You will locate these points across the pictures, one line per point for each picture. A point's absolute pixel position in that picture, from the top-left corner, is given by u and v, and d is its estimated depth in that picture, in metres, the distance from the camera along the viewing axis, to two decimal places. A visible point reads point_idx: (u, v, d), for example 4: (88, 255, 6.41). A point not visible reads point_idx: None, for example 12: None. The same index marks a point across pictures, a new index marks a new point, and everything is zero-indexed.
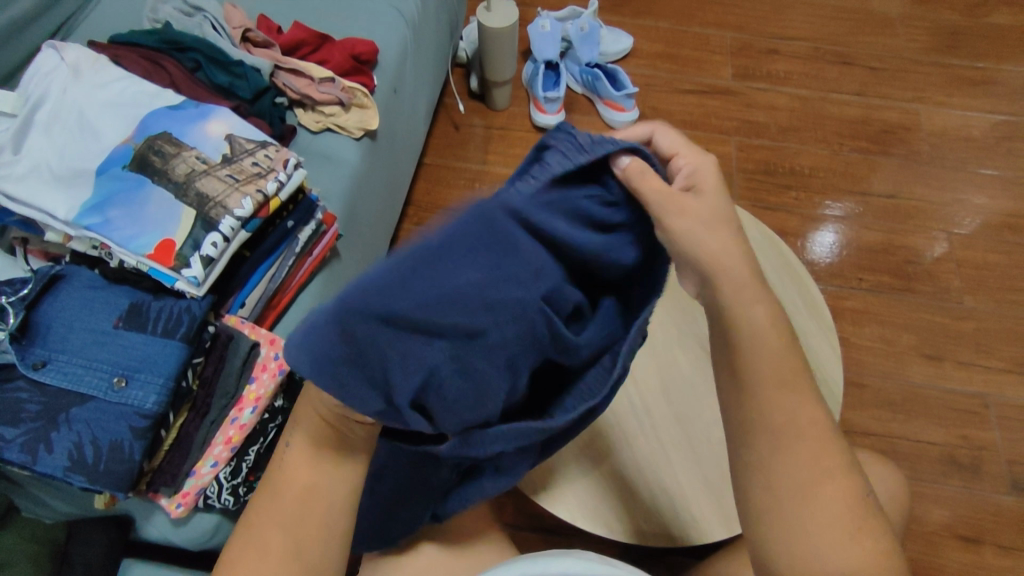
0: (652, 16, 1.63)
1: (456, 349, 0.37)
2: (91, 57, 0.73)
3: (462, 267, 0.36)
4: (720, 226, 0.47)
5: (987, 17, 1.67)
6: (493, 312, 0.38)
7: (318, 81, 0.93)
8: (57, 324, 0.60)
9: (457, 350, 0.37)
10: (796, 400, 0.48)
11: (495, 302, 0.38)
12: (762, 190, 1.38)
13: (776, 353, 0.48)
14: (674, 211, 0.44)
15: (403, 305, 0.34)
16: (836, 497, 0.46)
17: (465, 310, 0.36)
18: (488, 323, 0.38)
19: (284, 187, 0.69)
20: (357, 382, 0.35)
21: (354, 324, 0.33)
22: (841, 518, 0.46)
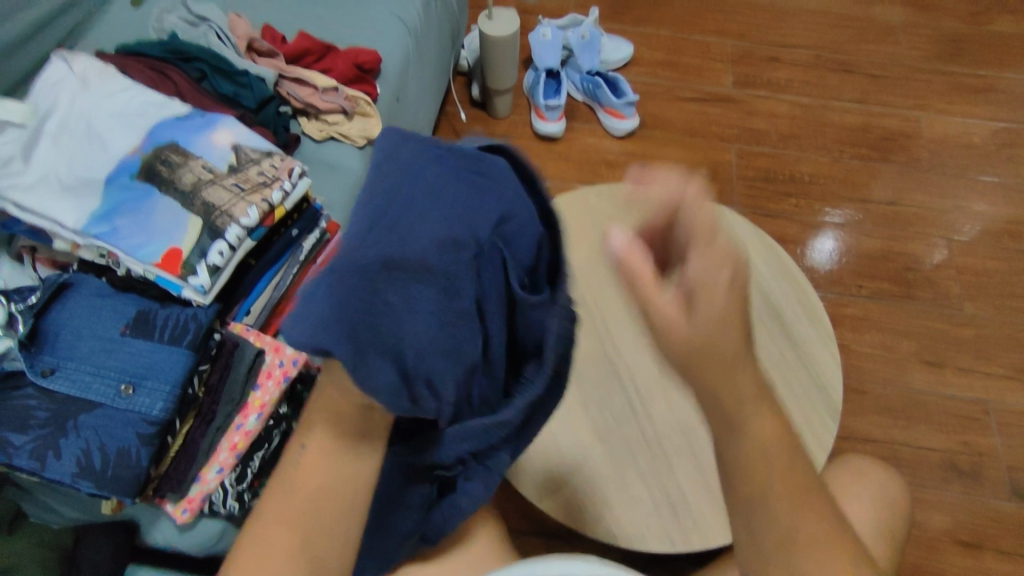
0: (654, 25, 1.65)
1: (425, 282, 0.46)
2: (99, 68, 0.74)
3: (407, 215, 0.47)
4: (708, 319, 0.42)
5: (987, 25, 1.68)
6: (448, 240, 0.47)
7: (321, 90, 0.95)
8: (66, 332, 0.61)
9: (430, 280, 0.46)
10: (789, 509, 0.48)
11: (447, 235, 0.47)
12: (763, 197, 1.39)
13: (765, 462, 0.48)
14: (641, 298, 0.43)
15: (366, 252, 0.45)
16: None
17: (421, 243, 0.46)
18: (445, 252, 0.46)
19: (289, 196, 0.71)
20: (358, 332, 0.43)
21: (337, 278, 0.44)
22: None
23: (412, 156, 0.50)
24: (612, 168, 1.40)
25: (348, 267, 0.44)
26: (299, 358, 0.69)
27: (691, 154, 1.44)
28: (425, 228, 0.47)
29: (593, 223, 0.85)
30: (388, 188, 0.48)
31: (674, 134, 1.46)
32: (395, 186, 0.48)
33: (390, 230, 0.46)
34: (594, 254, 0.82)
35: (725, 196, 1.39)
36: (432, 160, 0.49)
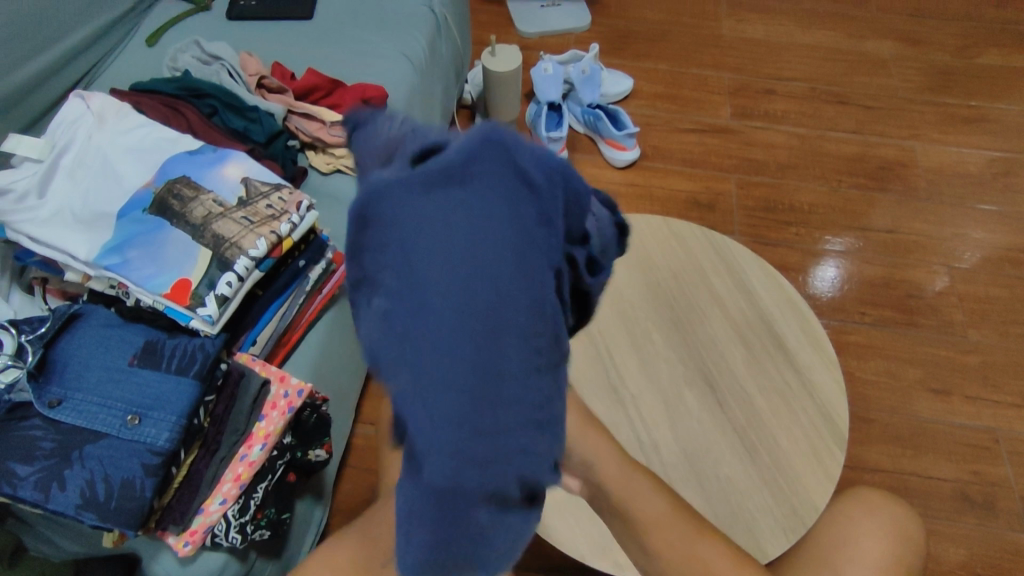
0: (652, 59, 1.69)
1: (516, 344, 0.33)
2: (115, 105, 0.77)
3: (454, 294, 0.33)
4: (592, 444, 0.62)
5: (977, 58, 1.71)
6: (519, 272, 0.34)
7: (329, 124, 0.96)
8: (73, 362, 0.61)
9: (516, 392, 0.33)
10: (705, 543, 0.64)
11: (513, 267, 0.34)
12: (763, 226, 1.40)
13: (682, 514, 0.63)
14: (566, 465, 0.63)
15: (440, 430, 0.32)
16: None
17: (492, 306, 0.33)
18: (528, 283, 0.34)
19: (297, 228, 0.71)
20: (506, 459, 0.32)
21: (439, 503, 0.32)
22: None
23: (402, 244, 0.34)
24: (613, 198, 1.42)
25: (439, 461, 0.32)
26: (304, 388, 0.69)
27: (691, 185, 1.45)
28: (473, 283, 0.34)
29: None
30: (405, 315, 0.33)
31: (674, 165, 1.48)
32: (413, 252, 0.33)
33: (461, 330, 0.32)
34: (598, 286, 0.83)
35: (725, 226, 1.40)
36: (421, 196, 0.34)
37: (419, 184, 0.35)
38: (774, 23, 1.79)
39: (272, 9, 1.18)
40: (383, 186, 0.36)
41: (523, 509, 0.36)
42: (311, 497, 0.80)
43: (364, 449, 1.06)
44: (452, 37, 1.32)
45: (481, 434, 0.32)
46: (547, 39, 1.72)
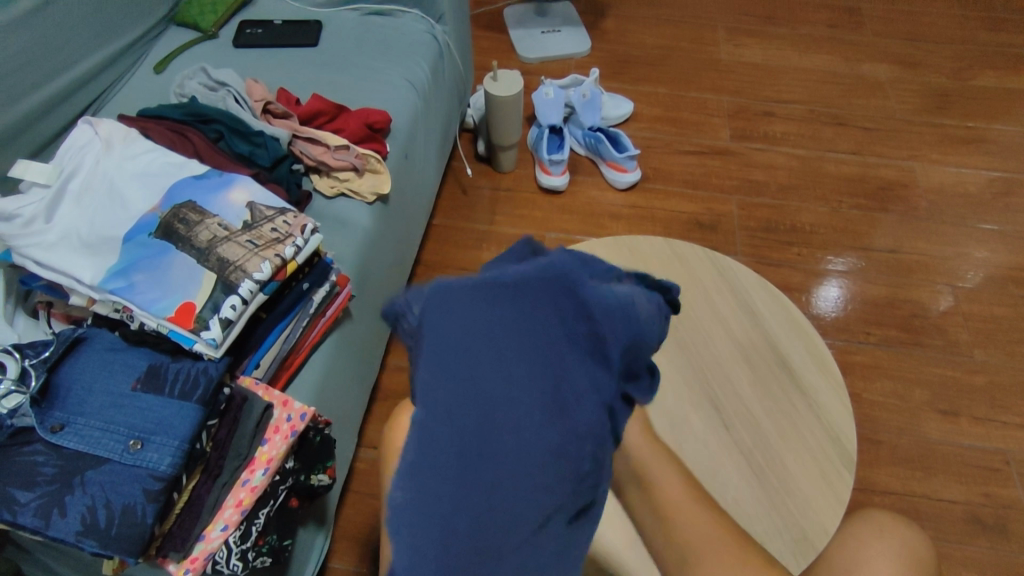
0: (651, 83, 1.71)
1: (539, 446, 0.41)
2: (123, 132, 0.78)
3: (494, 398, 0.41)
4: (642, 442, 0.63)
5: (973, 79, 1.73)
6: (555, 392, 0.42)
7: (333, 148, 0.97)
8: (77, 387, 0.61)
9: (520, 472, 0.40)
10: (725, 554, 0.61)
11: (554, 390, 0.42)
12: (765, 247, 1.40)
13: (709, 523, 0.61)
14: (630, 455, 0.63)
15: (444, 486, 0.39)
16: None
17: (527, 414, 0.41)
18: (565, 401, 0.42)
19: (302, 251, 0.72)
20: (500, 516, 0.39)
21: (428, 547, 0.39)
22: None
23: (459, 335, 0.43)
24: (615, 220, 1.43)
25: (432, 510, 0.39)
26: (307, 412, 0.69)
27: (693, 206, 1.46)
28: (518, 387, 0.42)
29: None
30: (444, 390, 0.41)
31: (675, 187, 1.49)
32: (463, 355, 0.42)
33: (487, 417, 0.41)
34: None
35: (727, 247, 1.40)
36: (485, 305, 0.43)
37: (480, 293, 0.44)
38: (771, 47, 1.81)
39: (278, 37, 1.21)
40: (455, 291, 0.45)
41: None
42: (312, 523, 0.79)
43: (366, 474, 1.04)
44: (454, 63, 1.34)
45: (480, 501, 0.39)
46: (547, 64, 1.75)
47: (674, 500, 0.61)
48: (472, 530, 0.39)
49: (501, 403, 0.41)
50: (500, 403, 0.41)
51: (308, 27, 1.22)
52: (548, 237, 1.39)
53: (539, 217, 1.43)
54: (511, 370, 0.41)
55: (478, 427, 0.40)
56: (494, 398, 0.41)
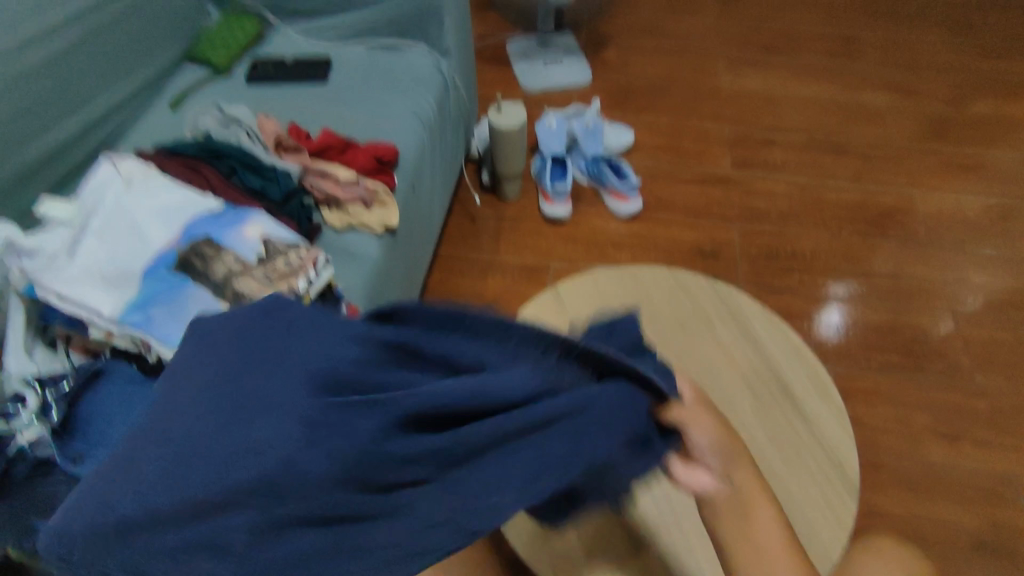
0: (652, 112, 1.75)
1: (265, 463, 0.46)
2: (143, 169, 0.81)
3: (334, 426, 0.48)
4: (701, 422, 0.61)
5: (968, 107, 1.77)
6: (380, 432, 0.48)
7: (343, 182, 1.00)
8: (96, 418, 0.65)
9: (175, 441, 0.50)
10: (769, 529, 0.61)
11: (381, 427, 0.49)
12: (766, 273, 1.42)
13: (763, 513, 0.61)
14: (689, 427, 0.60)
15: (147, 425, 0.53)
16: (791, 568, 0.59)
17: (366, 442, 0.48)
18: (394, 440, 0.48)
19: (313, 283, 0.74)
20: (152, 462, 0.50)
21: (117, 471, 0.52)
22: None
23: (221, 335, 0.57)
24: (618, 248, 1.45)
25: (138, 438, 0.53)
26: None
27: (694, 234, 1.49)
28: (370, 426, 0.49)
29: (607, 302, 0.87)
30: (195, 367, 0.56)
31: (677, 215, 1.52)
32: (220, 350, 0.55)
33: (197, 394, 0.53)
34: None
35: (729, 273, 1.42)
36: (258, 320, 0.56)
37: (299, 314, 0.56)
38: (770, 77, 1.85)
39: (289, 73, 1.25)
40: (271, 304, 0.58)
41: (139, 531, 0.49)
42: None
43: None
44: (459, 96, 1.38)
45: (148, 443, 0.52)
46: (550, 94, 1.80)
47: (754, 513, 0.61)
48: (174, 501, 0.47)
49: (207, 387, 0.52)
50: (205, 386, 0.52)
51: (319, 63, 1.27)
52: (551, 265, 1.41)
53: (542, 246, 1.45)
54: (227, 362, 0.53)
55: (268, 425, 0.48)
56: (203, 380, 0.53)
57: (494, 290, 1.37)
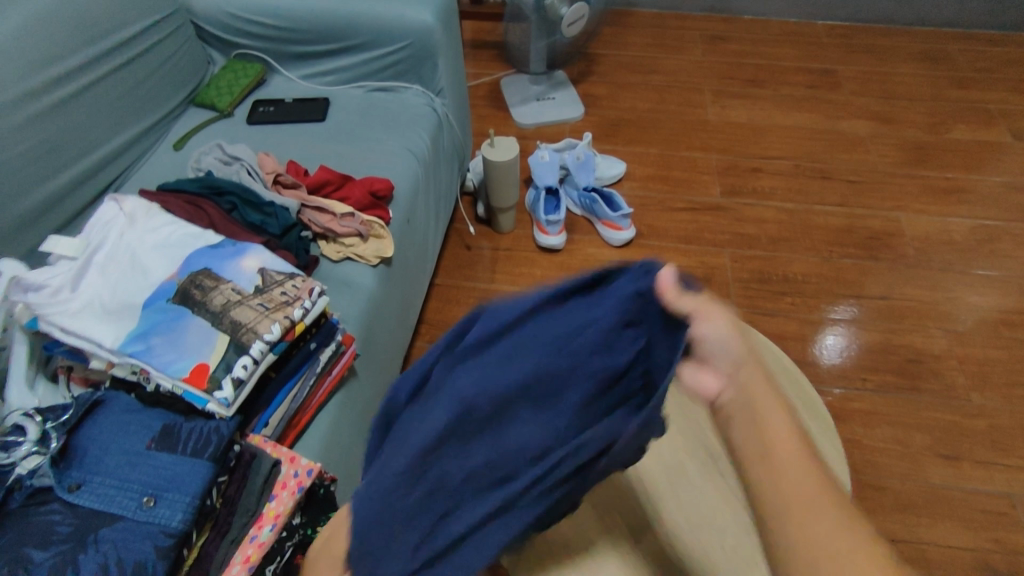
0: (641, 144, 1.80)
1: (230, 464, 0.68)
2: (146, 206, 0.84)
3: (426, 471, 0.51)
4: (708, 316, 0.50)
5: (948, 133, 1.82)
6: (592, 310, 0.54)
7: (339, 216, 1.03)
8: (93, 447, 0.65)
9: (158, 448, 0.64)
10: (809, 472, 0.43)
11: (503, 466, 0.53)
12: (759, 297, 1.44)
13: (808, 480, 0.43)
14: (703, 318, 0.50)
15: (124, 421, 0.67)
16: (814, 483, 0.42)
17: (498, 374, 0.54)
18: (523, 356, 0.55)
19: (309, 312, 0.76)
20: (129, 456, 0.64)
21: (91, 452, 0.64)
22: (829, 516, 0.41)
23: None
24: None
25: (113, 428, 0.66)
26: (313, 468, 0.71)
27: (687, 260, 1.51)
28: (524, 361, 0.54)
29: None
30: (174, 397, 0.69)
31: (669, 242, 1.55)
32: None
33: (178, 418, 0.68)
34: None
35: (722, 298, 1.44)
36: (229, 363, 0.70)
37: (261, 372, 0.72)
38: (756, 108, 1.90)
39: (289, 114, 1.29)
40: None
41: (98, 502, 0.61)
42: None
43: None
44: (453, 132, 1.43)
45: (129, 439, 0.65)
46: (543, 129, 1.85)
47: (810, 495, 0.42)
48: (141, 494, 0.61)
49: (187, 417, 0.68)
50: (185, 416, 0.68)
51: (317, 104, 1.31)
52: None
53: (538, 274, 1.48)
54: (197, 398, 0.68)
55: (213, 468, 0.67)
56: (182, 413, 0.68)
57: None
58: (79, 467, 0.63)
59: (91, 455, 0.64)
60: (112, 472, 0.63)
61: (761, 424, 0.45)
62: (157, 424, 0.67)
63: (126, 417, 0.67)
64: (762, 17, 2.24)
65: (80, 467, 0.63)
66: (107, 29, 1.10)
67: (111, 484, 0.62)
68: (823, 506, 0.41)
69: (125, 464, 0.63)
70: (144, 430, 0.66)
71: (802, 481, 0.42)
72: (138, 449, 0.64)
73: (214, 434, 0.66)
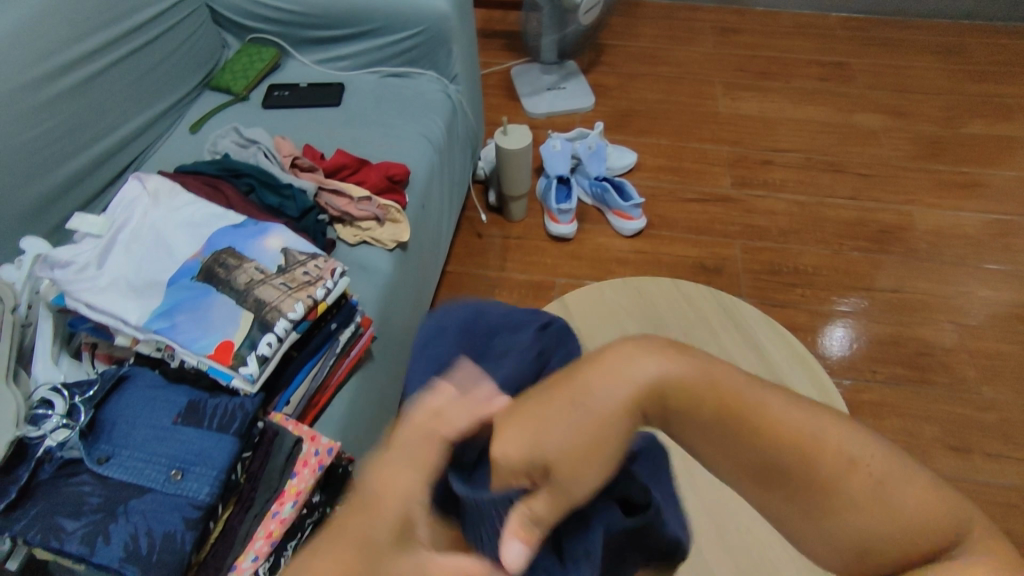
0: (653, 135, 1.80)
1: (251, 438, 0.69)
2: (168, 186, 0.85)
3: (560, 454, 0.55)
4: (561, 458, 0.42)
5: (962, 128, 1.81)
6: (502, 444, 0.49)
7: (356, 200, 1.04)
8: (121, 420, 0.66)
9: (185, 423, 0.66)
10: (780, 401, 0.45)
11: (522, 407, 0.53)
12: (769, 288, 1.45)
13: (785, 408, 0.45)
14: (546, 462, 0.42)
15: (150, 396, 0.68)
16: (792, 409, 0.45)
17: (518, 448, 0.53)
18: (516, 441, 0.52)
19: (331, 292, 0.77)
20: (156, 430, 0.65)
21: (118, 425, 0.65)
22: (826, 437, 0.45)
23: None
24: (623, 265, 1.48)
25: (139, 402, 0.67)
26: (334, 446, 0.72)
27: (698, 251, 1.51)
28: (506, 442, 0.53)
29: (609, 312, 0.90)
30: (198, 373, 0.70)
31: (679, 232, 1.55)
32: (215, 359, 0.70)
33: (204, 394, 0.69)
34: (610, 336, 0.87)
35: (732, 290, 1.44)
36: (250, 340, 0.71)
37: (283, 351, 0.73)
38: (767, 100, 1.90)
39: (304, 98, 1.29)
40: None
41: (126, 473, 0.62)
42: None
43: None
44: (467, 119, 1.43)
45: (155, 413, 0.66)
46: (554, 119, 1.84)
47: (845, 452, 0.44)
48: (169, 467, 0.62)
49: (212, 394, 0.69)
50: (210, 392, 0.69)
51: (331, 89, 1.32)
52: (557, 282, 1.44)
53: (549, 263, 1.48)
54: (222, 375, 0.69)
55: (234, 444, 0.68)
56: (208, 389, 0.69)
57: None
58: (107, 439, 0.64)
59: (118, 428, 0.65)
60: (140, 445, 0.64)
61: (760, 421, 0.44)
62: (183, 399, 0.68)
63: (150, 391, 0.68)
64: (774, 9, 2.23)
65: (108, 439, 0.64)
66: (124, 11, 1.11)
67: (139, 456, 0.63)
68: (812, 420, 0.45)
69: (152, 437, 0.64)
70: (170, 405, 0.67)
71: (816, 431, 0.45)
72: (165, 423, 0.65)
73: (239, 411, 0.67)
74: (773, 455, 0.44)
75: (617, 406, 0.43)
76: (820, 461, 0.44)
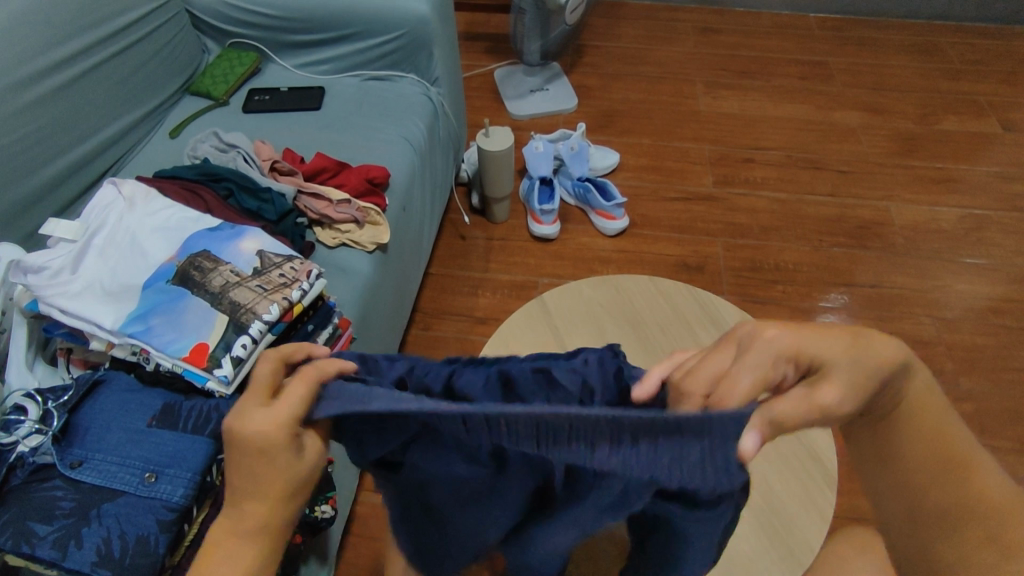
0: (634, 135, 1.81)
1: None
2: (144, 190, 0.85)
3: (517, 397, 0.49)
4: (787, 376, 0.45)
5: (937, 124, 1.84)
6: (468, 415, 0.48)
7: (335, 203, 1.04)
8: (95, 425, 0.66)
9: (158, 425, 0.66)
10: (989, 471, 0.48)
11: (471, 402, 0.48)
12: (750, 285, 1.46)
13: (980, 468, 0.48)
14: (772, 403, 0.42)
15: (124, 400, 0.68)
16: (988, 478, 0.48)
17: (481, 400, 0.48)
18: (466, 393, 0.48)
19: (307, 294, 0.77)
20: (130, 432, 0.65)
21: (91, 427, 0.66)
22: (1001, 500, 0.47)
23: None
24: (606, 264, 1.49)
25: (113, 405, 0.67)
26: None
27: (680, 249, 1.53)
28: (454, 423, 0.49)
29: (588, 310, 0.91)
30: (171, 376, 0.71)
31: (662, 231, 1.56)
32: None
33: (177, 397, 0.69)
34: (591, 333, 0.88)
35: (714, 287, 1.46)
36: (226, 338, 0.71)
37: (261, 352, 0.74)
38: (748, 99, 1.92)
39: (285, 103, 1.30)
40: None
41: (100, 474, 0.62)
42: (311, 563, 0.82)
43: (368, 517, 1.11)
44: (447, 121, 1.43)
45: (129, 415, 0.66)
46: (537, 120, 1.86)
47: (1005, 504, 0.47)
48: (142, 469, 0.62)
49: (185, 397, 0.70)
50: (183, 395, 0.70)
51: (312, 93, 1.32)
52: (540, 282, 1.45)
53: (532, 264, 1.49)
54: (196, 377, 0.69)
55: None
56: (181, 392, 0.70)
57: (485, 307, 1.40)
58: (81, 442, 0.64)
59: (92, 430, 0.65)
60: (114, 446, 0.64)
61: (962, 470, 0.48)
62: (157, 402, 0.68)
63: (124, 394, 0.69)
64: (754, 9, 2.25)
65: (81, 442, 0.64)
66: (102, 16, 1.10)
67: (113, 458, 0.63)
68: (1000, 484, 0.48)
69: (125, 439, 0.65)
70: (144, 407, 0.67)
71: (992, 484, 0.48)
72: (138, 425, 0.66)
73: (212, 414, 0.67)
74: (948, 506, 0.47)
75: (879, 367, 0.46)
76: (978, 503, 0.47)
